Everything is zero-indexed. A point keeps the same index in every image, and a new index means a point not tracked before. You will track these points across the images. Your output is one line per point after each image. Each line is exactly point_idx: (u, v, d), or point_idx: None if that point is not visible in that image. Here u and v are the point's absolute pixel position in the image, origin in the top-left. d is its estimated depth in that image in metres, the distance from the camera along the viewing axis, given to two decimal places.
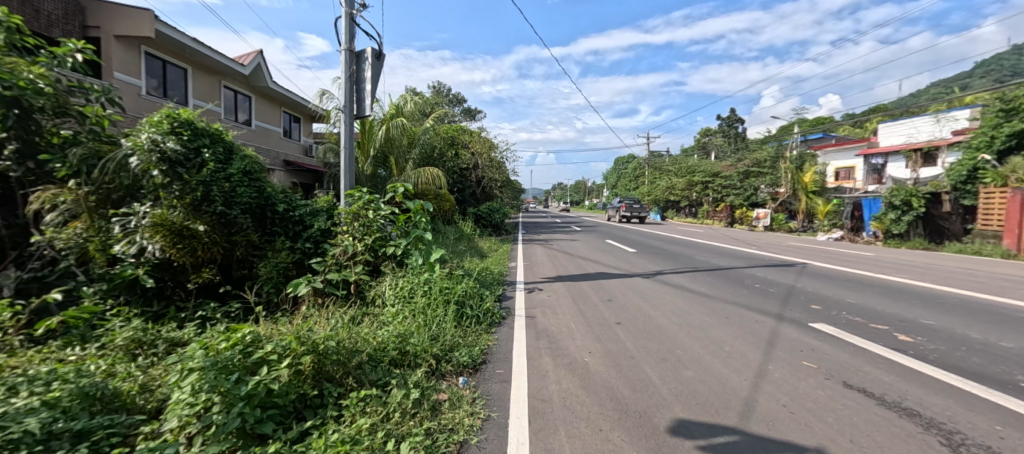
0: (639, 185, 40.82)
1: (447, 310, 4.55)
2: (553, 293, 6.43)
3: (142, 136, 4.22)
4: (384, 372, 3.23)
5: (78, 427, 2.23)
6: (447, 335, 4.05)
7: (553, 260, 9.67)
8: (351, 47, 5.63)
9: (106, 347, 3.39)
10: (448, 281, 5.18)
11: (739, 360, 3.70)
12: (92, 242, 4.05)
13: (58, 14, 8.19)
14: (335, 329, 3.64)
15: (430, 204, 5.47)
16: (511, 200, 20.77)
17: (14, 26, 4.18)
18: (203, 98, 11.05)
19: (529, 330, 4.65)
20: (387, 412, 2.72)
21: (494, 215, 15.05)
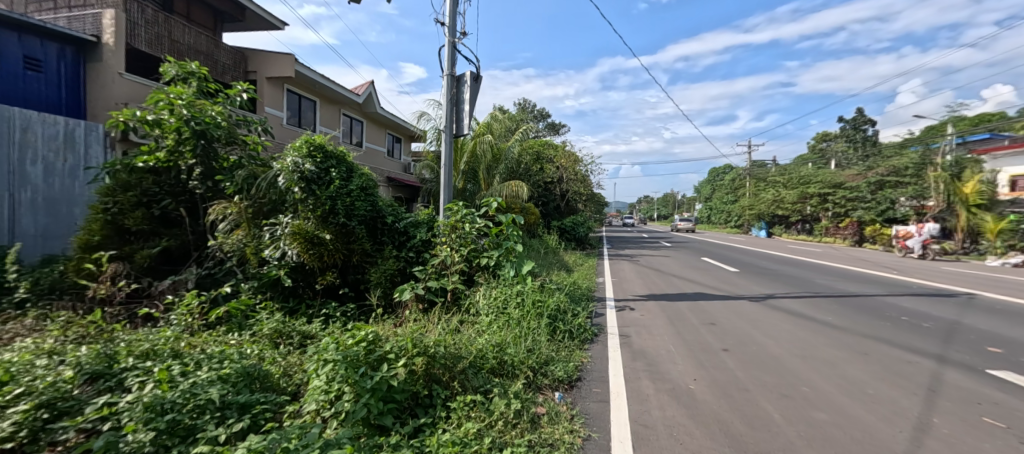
0: (739, 197, 37.44)
1: (541, 323, 4.66)
2: (646, 312, 6.19)
3: (288, 160, 4.99)
4: (485, 379, 3.40)
5: (243, 400, 2.69)
6: (542, 348, 4.13)
7: (643, 278, 9.27)
8: (452, 72, 6.06)
9: (256, 334, 4.01)
10: (540, 294, 5.27)
11: (889, 407, 3.25)
12: (248, 247, 4.83)
13: (229, 64, 10.22)
14: (440, 334, 3.91)
15: (521, 218, 5.51)
16: (595, 213, 20.53)
17: (202, 76, 5.25)
18: (328, 124, 12.62)
19: (624, 350, 4.55)
20: (490, 419, 2.85)
21: (579, 230, 14.85)
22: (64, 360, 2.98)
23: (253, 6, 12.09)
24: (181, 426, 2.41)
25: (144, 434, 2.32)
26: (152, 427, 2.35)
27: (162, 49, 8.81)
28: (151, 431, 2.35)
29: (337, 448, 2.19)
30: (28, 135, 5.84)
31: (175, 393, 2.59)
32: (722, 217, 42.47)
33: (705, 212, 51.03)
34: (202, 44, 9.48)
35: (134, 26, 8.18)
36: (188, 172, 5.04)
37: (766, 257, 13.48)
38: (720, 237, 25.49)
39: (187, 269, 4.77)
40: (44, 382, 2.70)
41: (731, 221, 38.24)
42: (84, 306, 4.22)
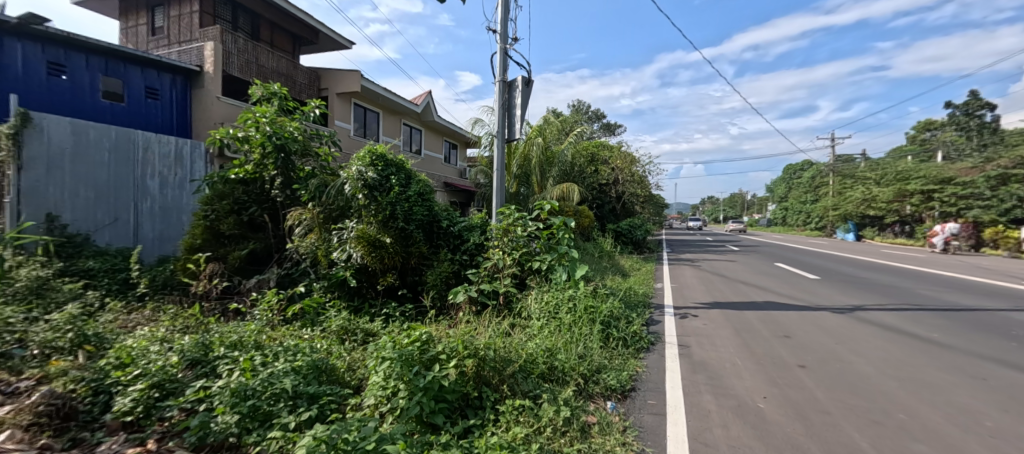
0: (821, 197, 34.53)
1: (593, 329, 4.68)
2: (708, 322, 6.01)
3: (353, 168, 5.36)
4: (534, 384, 3.50)
5: (312, 391, 2.97)
6: (594, 355, 4.17)
7: (706, 285, 8.94)
8: (504, 78, 6.24)
9: (325, 330, 4.38)
10: (592, 299, 5.27)
11: (1014, 443, 2.92)
12: (319, 249, 5.27)
13: (305, 83, 11.99)
14: (491, 337, 4.06)
15: (573, 221, 5.46)
16: (654, 215, 19.97)
17: (282, 95, 5.87)
18: (390, 134, 13.43)
19: (683, 361, 4.48)
20: (539, 425, 2.95)
21: (637, 233, 14.49)
22: (172, 345, 3.45)
23: (324, 28, 13.05)
24: (260, 411, 2.75)
25: (231, 415, 2.69)
26: (236, 410, 2.71)
27: (250, 73, 10.59)
28: (235, 414, 2.71)
29: (391, 443, 2.37)
30: (148, 154, 7.00)
31: (255, 381, 2.91)
32: (798, 218, 39.46)
33: (779, 214, 47.68)
34: (282, 67, 11.29)
35: (229, 55, 10.04)
36: (271, 182, 5.62)
37: (850, 263, 12.38)
38: (794, 241, 23.79)
39: (269, 270, 5.32)
40: (155, 364, 3.12)
41: (812, 223, 35.35)
42: (186, 300, 4.90)
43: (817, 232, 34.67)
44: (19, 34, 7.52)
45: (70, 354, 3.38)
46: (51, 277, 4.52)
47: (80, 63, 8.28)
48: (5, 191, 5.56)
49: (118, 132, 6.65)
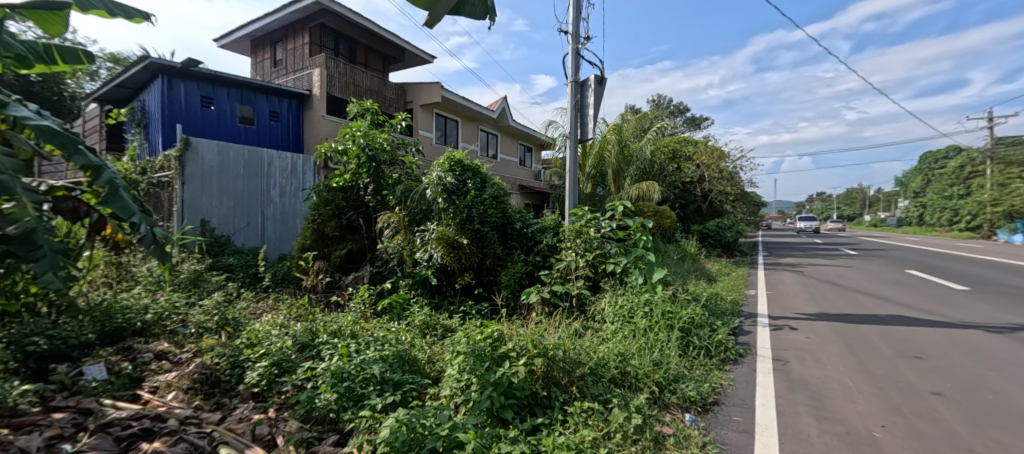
0: (972, 191, 28.88)
1: (670, 336, 4.50)
2: (812, 335, 5.38)
3: (433, 174, 5.80)
4: (605, 389, 3.53)
5: (396, 378, 3.33)
6: (670, 362, 4.04)
7: (810, 293, 8.17)
8: (576, 78, 5.77)
9: (410, 323, 4.82)
10: (671, 305, 5.03)
11: None
12: (405, 249, 5.82)
13: (393, 97, 13.01)
14: (562, 338, 4.20)
15: (651, 222, 5.25)
16: (749, 215, 18.49)
17: (374, 111, 6.69)
18: (468, 140, 14.40)
19: (780, 377, 4.05)
20: (608, 429, 3.00)
21: (725, 235, 13.37)
22: (285, 331, 4.00)
23: (410, 46, 14.07)
24: (353, 393, 3.14)
25: (331, 394, 3.12)
26: (334, 390, 3.13)
27: (349, 92, 11.92)
28: (334, 393, 3.14)
29: (463, 432, 2.59)
30: (271, 168, 8.06)
31: (350, 366, 3.34)
32: (941, 218, 33.67)
33: (912, 212, 41.32)
34: (374, 85, 12.47)
35: (331, 78, 11.39)
36: (366, 189, 6.33)
37: (1015, 272, 10.30)
38: (928, 243, 20.50)
39: (364, 268, 6.04)
40: (275, 345, 3.69)
41: (960, 222, 30.00)
42: (301, 292, 5.75)
43: (967, 233, 29.29)
44: (184, 76, 9.41)
45: (215, 333, 4.17)
46: (203, 270, 5.62)
47: (223, 94, 10.15)
48: (174, 201, 6.90)
49: (250, 151, 7.77)
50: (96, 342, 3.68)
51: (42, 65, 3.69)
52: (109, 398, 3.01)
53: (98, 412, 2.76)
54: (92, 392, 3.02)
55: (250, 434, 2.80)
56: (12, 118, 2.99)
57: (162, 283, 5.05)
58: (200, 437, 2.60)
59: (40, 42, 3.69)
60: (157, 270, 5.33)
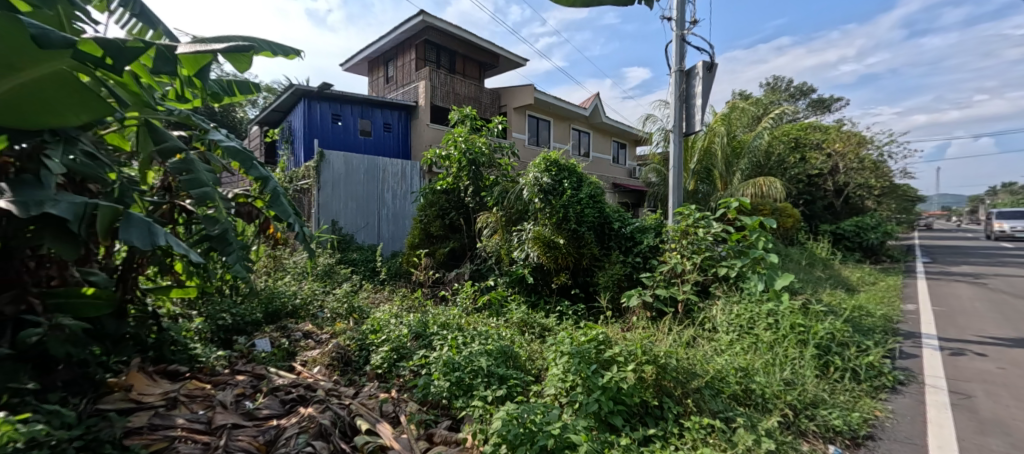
0: None
1: (806, 352, 3.89)
2: (1008, 365, 4.23)
3: (530, 175, 5.92)
4: (726, 405, 3.24)
5: (501, 373, 3.44)
6: (807, 385, 3.47)
7: (994, 310, 6.62)
8: (681, 67, 5.40)
9: (508, 319, 4.95)
10: (803, 317, 4.35)
11: None
12: (502, 248, 6.00)
13: (488, 101, 13.49)
14: (675, 346, 3.99)
15: (772, 221, 4.67)
16: (898, 213, 15.63)
17: (473, 116, 7.04)
18: (560, 140, 14.43)
19: (962, 416, 3.26)
20: (731, 450, 2.76)
21: (868, 236, 11.11)
22: (401, 320, 4.39)
23: (505, 52, 14.46)
24: (462, 384, 3.31)
25: (444, 381, 3.33)
26: (448, 379, 3.34)
27: (450, 101, 12.62)
28: (448, 381, 3.35)
29: (574, 434, 2.58)
30: (384, 174, 8.84)
31: (460, 357, 3.54)
32: None
33: None
34: (471, 91, 13.03)
35: (434, 88, 12.15)
36: (469, 191, 6.68)
37: None
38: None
39: (465, 265, 6.39)
40: (394, 333, 4.06)
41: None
42: (411, 286, 6.27)
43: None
44: (319, 98, 10.78)
45: (345, 318, 4.77)
46: (334, 264, 6.42)
47: (348, 111, 11.38)
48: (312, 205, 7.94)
49: (368, 160, 8.60)
50: (261, 320, 4.46)
51: (227, 97, 4.43)
52: (273, 367, 3.59)
53: (268, 378, 3.31)
54: (262, 360, 3.66)
55: (378, 410, 3.10)
56: (210, 140, 3.72)
57: (305, 273, 5.88)
58: (342, 408, 2.96)
59: (226, 79, 4.46)
60: (300, 262, 6.22)
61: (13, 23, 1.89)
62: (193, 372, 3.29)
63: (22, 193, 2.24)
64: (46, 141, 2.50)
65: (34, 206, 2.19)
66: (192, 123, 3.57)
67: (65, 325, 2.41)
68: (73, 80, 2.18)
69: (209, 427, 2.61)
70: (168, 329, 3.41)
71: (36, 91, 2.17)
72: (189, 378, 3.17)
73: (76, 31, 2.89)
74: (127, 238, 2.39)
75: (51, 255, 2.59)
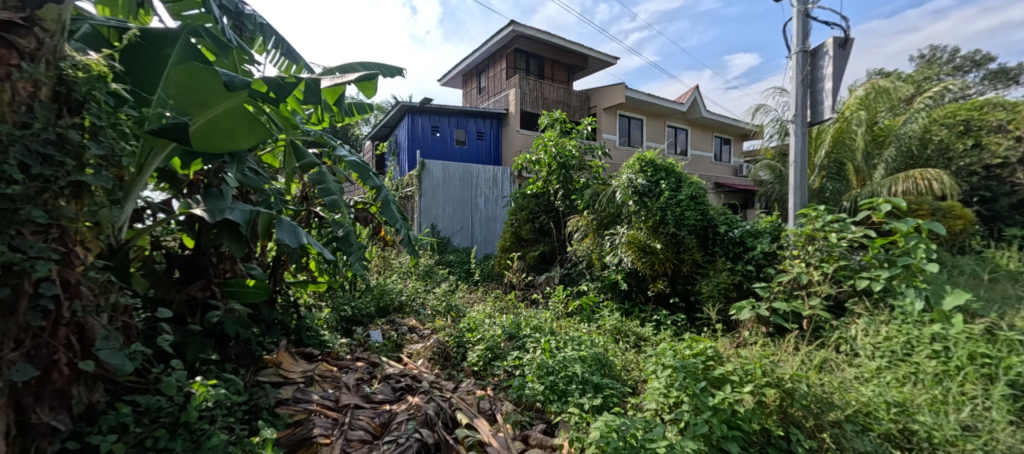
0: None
1: (996, 387, 3.02)
2: None
3: (623, 177, 5.71)
4: (876, 445, 2.69)
5: (595, 381, 3.25)
6: (1002, 434, 2.70)
7: None
8: (805, 47, 4.72)
9: (600, 326, 4.70)
10: (989, 343, 3.41)
11: None
12: (594, 253, 5.76)
13: (578, 104, 13.28)
14: (804, 370, 3.48)
15: (937, 226, 3.83)
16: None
17: (562, 120, 6.95)
18: (655, 138, 13.71)
19: None
20: None
21: None
22: (495, 321, 4.40)
23: (594, 53, 14.13)
24: (555, 390, 3.18)
25: (537, 385, 3.24)
26: (541, 382, 3.24)
27: (539, 106, 12.64)
28: (541, 384, 3.24)
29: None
30: (478, 181, 9.08)
31: (554, 361, 3.42)
32: None
33: None
34: (561, 95, 12.93)
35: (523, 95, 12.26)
36: (560, 195, 6.59)
37: None
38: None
39: (555, 269, 6.28)
40: (489, 333, 4.08)
41: None
42: (504, 287, 6.32)
43: None
44: (421, 112, 11.44)
45: (443, 316, 4.93)
46: (433, 265, 6.71)
47: (446, 123, 11.92)
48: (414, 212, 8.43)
49: (463, 168, 8.91)
50: (375, 314, 4.79)
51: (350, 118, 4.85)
52: (384, 356, 3.81)
53: (382, 366, 3.51)
54: (376, 349, 3.91)
55: (476, 406, 3.09)
56: (338, 156, 4.09)
57: (408, 272, 6.23)
58: (444, 401, 3.00)
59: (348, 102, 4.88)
60: (404, 262, 6.61)
61: (210, 72, 2.31)
62: (324, 355, 3.63)
63: (210, 203, 2.71)
64: (226, 161, 2.91)
65: (219, 213, 2.65)
66: (324, 141, 3.94)
67: (236, 310, 2.83)
68: (241, 112, 2.47)
69: (337, 404, 2.87)
70: (305, 316, 3.82)
71: (215, 129, 2.49)
72: (321, 360, 3.50)
73: (245, 73, 3.45)
74: (281, 238, 2.87)
75: (227, 252, 3.03)
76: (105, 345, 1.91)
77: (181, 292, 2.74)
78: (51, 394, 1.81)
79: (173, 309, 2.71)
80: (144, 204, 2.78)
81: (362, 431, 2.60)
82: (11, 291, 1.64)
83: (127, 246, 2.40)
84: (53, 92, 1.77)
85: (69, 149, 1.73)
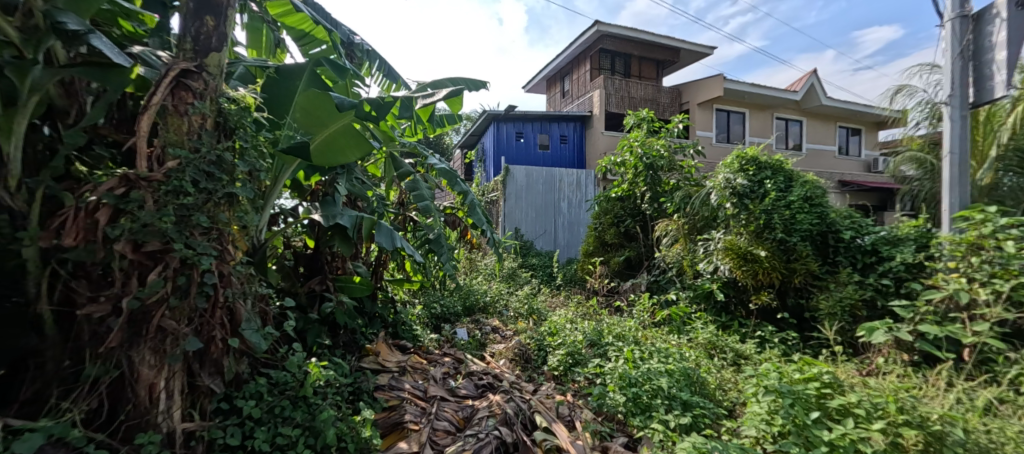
0: None
1: None
2: None
3: (720, 177, 5.21)
4: None
5: (683, 397, 2.88)
6: None
7: None
8: (964, 11, 3.84)
9: (692, 340, 4.23)
10: None
11: None
12: (685, 259, 5.26)
13: (668, 101, 12.46)
14: (956, 410, 2.78)
15: None
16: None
17: (649, 119, 6.55)
18: (760, 133, 12.45)
19: None
20: None
21: None
22: (577, 326, 4.15)
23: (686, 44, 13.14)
24: (638, 403, 2.88)
25: (620, 395, 2.95)
26: (622, 393, 2.95)
27: (625, 106, 12.07)
28: (623, 395, 2.95)
29: None
30: (560, 184, 8.86)
31: (637, 372, 3.11)
32: None
33: None
34: (648, 93, 12.24)
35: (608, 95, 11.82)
36: (648, 199, 6.18)
37: None
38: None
39: (641, 275, 5.86)
40: (570, 338, 3.86)
41: None
42: (586, 293, 6.05)
43: None
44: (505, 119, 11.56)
45: (525, 318, 4.79)
46: (516, 268, 6.64)
47: (529, 128, 11.91)
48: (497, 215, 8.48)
49: (546, 171, 8.75)
50: (461, 313, 4.82)
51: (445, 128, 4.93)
52: (468, 353, 3.76)
53: (466, 363, 3.44)
54: (460, 346, 3.88)
55: (554, 410, 2.87)
56: (431, 164, 4.16)
57: (494, 274, 6.20)
58: (523, 402, 2.82)
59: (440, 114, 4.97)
60: (489, 263, 6.61)
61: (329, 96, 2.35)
62: (415, 348, 3.66)
63: (325, 209, 2.86)
64: (338, 172, 3.06)
65: (332, 217, 2.79)
66: (417, 151, 4.03)
67: (345, 301, 3.01)
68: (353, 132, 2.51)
69: (425, 394, 2.85)
70: (400, 311, 3.92)
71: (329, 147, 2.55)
72: (413, 352, 3.54)
73: (354, 94, 3.61)
74: (379, 242, 3.02)
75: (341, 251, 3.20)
76: (248, 326, 2.02)
77: (303, 286, 2.96)
78: (211, 361, 1.96)
79: (298, 299, 2.92)
80: (278, 209, 2.87)
81: (446, 422, 2.55)
82: (187, 279, 1.76)
83: (267, 245, 2.48)
84: (214, 122, 1.94)
85: (225, 168, 1.89)
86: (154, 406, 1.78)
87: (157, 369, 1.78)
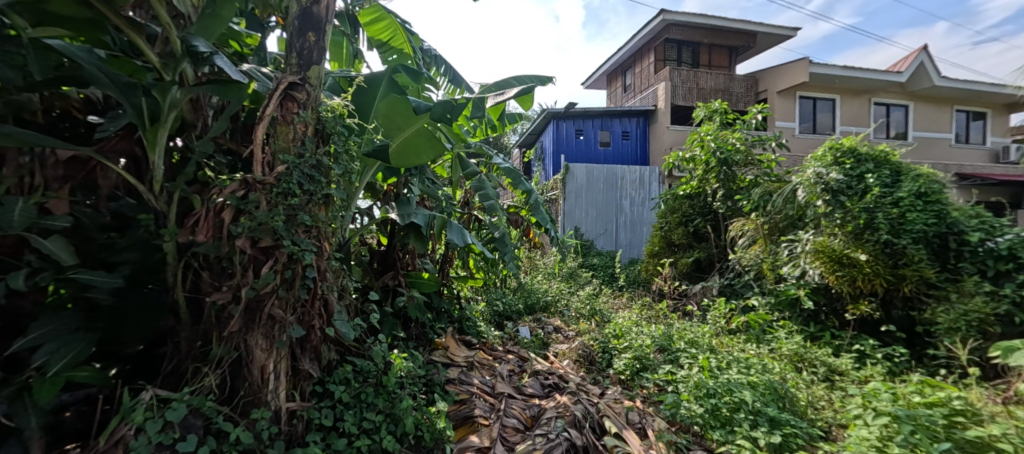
0: None
1: None
2: None
3: (808, 170, 4.76)
4: None
5: (771, 413, 2.61)
6: None
7: None
8: None
9: (775, 351, 3.85)
10: None
11: None
12: (765, 262, 4.83)
13: (742, 91, 11.63)
14: None
15: None
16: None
17: (724, 111, 6.13)
18: (853, 122, 11.25)
19: None
20: None
21: None
22: (644, 329, 3.95)
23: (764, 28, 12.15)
24: (717, 416, 2.65)
25: (696, 406, 2.75)
26: (700, 404, 2.74)
27: (693, 98, 11.43)
28: (700, 406, 2.73)
29: None
30: (623, 182, 8.56)
31: (715, 382, 2.88)
32: None
33: None
34: (720, 83, 11.49)
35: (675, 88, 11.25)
36: (721, 197, 5.76)
37: None
38: None
39: (713, 278, 5.49)
40: (637, 342, 3.67)
41: None
42: (652, 295, 5.77)
43: None
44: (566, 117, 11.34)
45: (587, 319, 4.66)
46: (577, 267, 6.49)
47: (590, 125, 11.62)
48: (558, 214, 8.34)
49: (608, 169, 8.50)
50: (523, 311, 4.79)
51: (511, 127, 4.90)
52: (532, 352, 3.70)
53: (531, 361, 3.38)
54: (524, 345, 3.83)
55: (624, 416, 2.71)
56: (494, 163, 4.13)
57: (555, 273, 6.09)
58: (591, 404, 2.70)
59: None
60: (549, 262, 6.53)
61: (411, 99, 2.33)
62: (481, 344, 3.67)
63: (401, 208, 2.96)
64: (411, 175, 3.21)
65: (407, 216, 2.89)
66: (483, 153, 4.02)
67: (415, 295, 3.10)
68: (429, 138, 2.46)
69: (493, 390, 2.83)
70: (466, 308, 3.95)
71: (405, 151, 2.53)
72: (479, 349, 3.56)
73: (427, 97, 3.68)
74: (452, 240, 3.03)
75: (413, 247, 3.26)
76: (340, 316, 2.11)
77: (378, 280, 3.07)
78: (311, 348, 2.06)
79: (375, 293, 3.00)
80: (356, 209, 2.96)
81: (515, 419, 2.51)
82: (292, 273, 1.84)
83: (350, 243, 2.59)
84: (314, 130, 2.03)
85: (323, 171, 2.00)
86: (265, 386, 1.88)
87: (268, 351, 1.88)
